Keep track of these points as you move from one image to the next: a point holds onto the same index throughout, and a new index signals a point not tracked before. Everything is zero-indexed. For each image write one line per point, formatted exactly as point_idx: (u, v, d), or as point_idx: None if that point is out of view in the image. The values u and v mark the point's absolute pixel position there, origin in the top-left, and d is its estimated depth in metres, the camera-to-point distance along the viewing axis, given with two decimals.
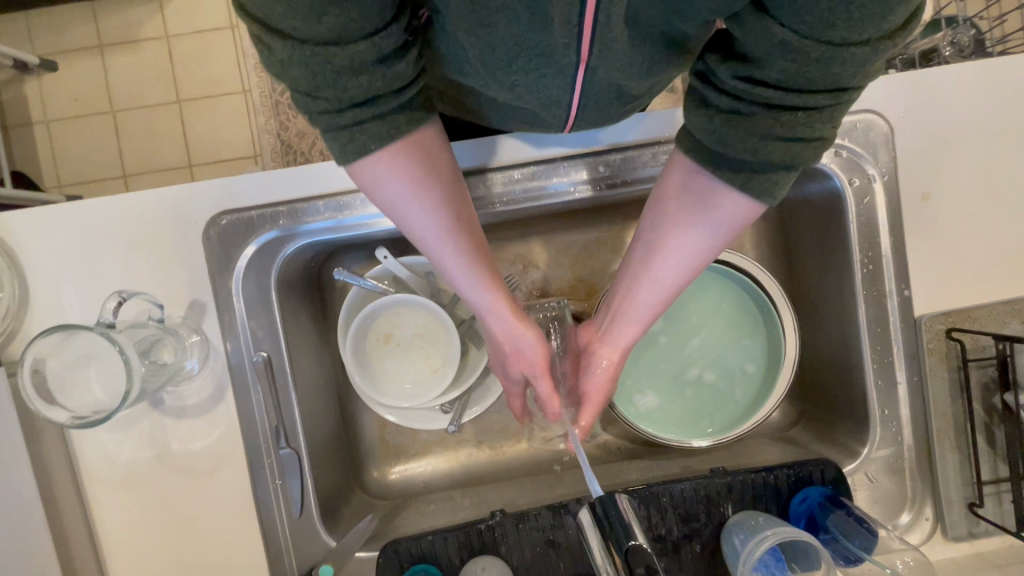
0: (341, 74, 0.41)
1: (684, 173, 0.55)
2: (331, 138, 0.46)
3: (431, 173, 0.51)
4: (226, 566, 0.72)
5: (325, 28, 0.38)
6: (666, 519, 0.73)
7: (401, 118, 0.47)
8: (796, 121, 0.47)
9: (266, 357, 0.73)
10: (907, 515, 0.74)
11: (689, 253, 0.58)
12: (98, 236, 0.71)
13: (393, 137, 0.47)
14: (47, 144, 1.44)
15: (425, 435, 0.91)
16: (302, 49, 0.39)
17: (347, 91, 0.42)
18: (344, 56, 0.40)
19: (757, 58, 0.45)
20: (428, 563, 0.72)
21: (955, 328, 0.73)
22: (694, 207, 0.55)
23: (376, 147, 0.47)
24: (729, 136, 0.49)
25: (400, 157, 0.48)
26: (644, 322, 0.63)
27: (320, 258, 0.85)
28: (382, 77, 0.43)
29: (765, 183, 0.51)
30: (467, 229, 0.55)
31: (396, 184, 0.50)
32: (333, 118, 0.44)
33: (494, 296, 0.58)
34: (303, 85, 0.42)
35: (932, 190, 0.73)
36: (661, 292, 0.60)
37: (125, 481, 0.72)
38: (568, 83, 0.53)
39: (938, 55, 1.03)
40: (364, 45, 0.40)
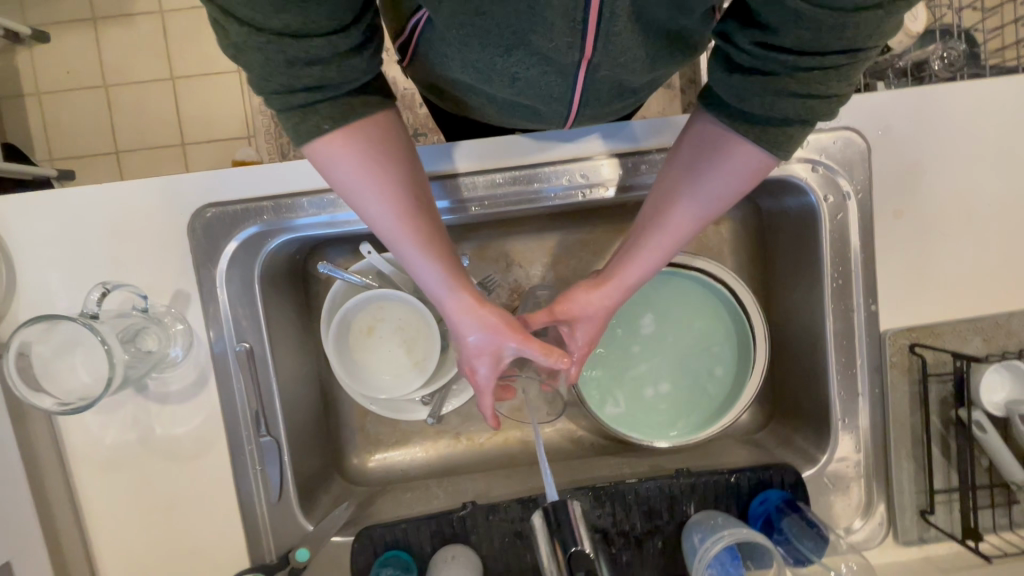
0: (293, 64, 0.42)
1: (704, 125, 0.54)
2: (284, 117, 0.46)
3: (389, 157, 0.49)
4: (205, 545, 0.75)
5: (284, 22, 0.39)
6: (630, 515, 0.76)
7: (356, 102, 0.46)
8: (812, 79, 0.46)
9: (247, 348, 0.75)
10: (862, 519, 0.78)
11: (704, 203, 0.56)
12: (85, 224, 0.72)
13: (346, 122, 0.46)
14: (38, 117, 1.43)
15: (405, 425, 0.93)
16: (257, 37, 0.40)
17: (299, 79, 0.43)
18: (298, 48, 0.41)
19: (773, 27, 0.44)
20: (400, 549, 0.76)
21: (917, 343, 0.76)
22: (708, 158, 0.54)
23: (327, 129, 0.46)
24: (746, 92, 0.49)
25: (355, 141, 0.47)
26: (644, 278, 0.61)
27: (305, 251, 0.86)
28: (338, 68, 0.43)
29: (778, 135, 0.50)
30: (424, 215, 0.53)
31: (348, 166, 0.48)
32: (285, 100, 0.44)
33: (442, 289, 0.56)
34: (257, 70, 0.42)
35: (904, 208, 0.75)
36: (675, 241, 0.58)
37: (109, 462, 0.74)
38: (569, 80, 0.57)
39: (928, 67, 1.04)
40: (319, 43, 0.41)
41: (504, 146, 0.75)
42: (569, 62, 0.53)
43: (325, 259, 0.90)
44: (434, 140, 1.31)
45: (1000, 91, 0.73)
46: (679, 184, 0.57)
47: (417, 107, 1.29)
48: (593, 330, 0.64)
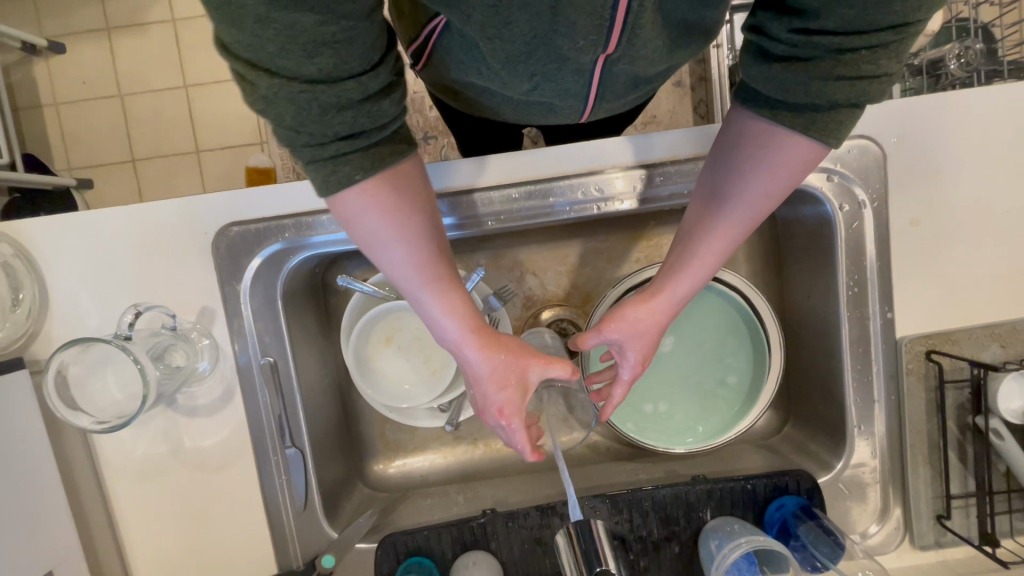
0: (326, 111, 0.43)
1: (742, 125, 0.54)
2: (313, 172, 0.47)
3: (412, 204, 0.52)
4: (234, 552, 0.78)
5: (316, 67, 0.41)
6: (648, 522, 0.77)
7: (386, 151, 0.49)
8: (860, 59, 0.46)
9: (271, 361, 0.77)
10: (878, 525, 0.78)
11: (752, 203, 0.56)
12: (113, 242, 0.74)
13: (376, 168, 0.48)
14: (57, 127, 1.46)
15: (424, 432, 0.95)
16: (290, 87, 0.41)
17: (332, 127, 0.44)
18: (329, 93, 0.42)
19: (811, 11, 0.45)
20: (423, 556, 0.78)
21: (934, 350, 0.76)
22: (754, 158, 0.54)
23: (358, 180, 0.48)
24: (787, 81, 0.48)
25: (380, 188, 0.50)
26: (701, 278, 0.60)
27: (325, 264, 0.89)
28: (366, 113, 0.45)
29: (828, 123, 0.49)
30: (441, 258, 0.56)
31: (376, 214, 0.51)
32: (318, 152, 0.46)
33: (464, 327, 0.57)
34: (286, 120, 0.43)
35: (919, 216, 0.75)
36: (725, 242, 0.58)
37: (141, 472, 0.77)
38: (586, 77, 0.58)
39: (945, 66, 1.03)
40: (351, 84, 0.43)
41: (520, 161, 0.76)
42: (589, 60, 0.54)
43: (344, 271, 0.92)
44: (444, 143, 1.32)
45: (1018, 96, 0.73)
46: (725, 185, 0.56)
47: (426, 110, 1.30)
48: (648, 340, 0.62)
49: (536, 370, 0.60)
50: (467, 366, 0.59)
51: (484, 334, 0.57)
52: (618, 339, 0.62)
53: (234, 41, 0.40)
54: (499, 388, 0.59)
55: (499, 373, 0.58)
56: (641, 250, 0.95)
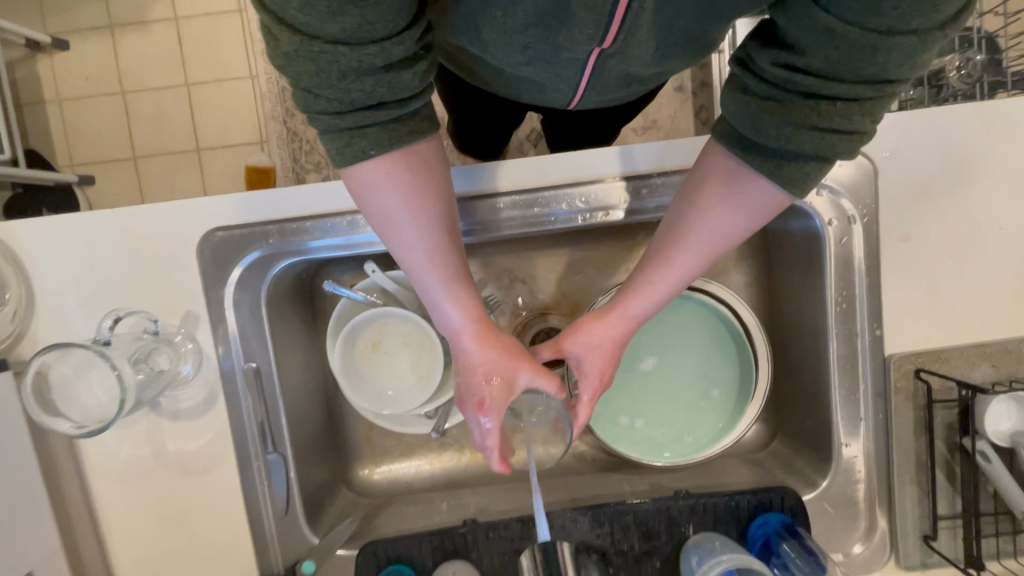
0: (344, 77, 0.43)
1: (715, 156, 0.54)
2: (329, 140, 0.48)
3: (431, 188, 0.53)
4: (215, 556, 0.78)
5: (340, 28, 0.40)
6: (629, 535, 0.77)
7: (402, 130, 0.49)
8: (834, 110, 0.47)
9: (255, 367, 0.77)
10: (862, 543, 0.77)
11: (708, 240, 0.56)
12: (99, 245, 0.74)
13: (394, 145, 0.49)
14: (58, 123, 1.47)
15: (409, 438, 0.95)
16: (310, 46, 0.41)
17: (349, 93, 0.44)
18: (350, 57, 0.42)
19: (799, 46, 0.46)
20: (402, 564, 0.77)
21: (923, 368, 0.75)
22: (719, 192, 0.54)
23: (374, 152, 0.48)
24: (761, 120, 0.49)
25: (398, 166, 0.50)
26: (654, 311, 0.61)
27: (310, 270, 0.88)
28: (387, 84, 0.44)
29: (794, 172, 0.50)
30: (454, 244, 0.56)
31: (393, 190, 0.51)
32: (330, 118, 0.46)
33: (465, 315, 0.58)
34: (304, 81, 0.43)
35: (912, 232, 0.74)
36: (679, 279, 0.58)
37: (124, 474, 0.77)
38: (582, 65, 0.58)
39: (946, 77, 1.01)
40: (373, 49, 0.42)
41: (504, 171, 0.75)
42: (583, 52, 0.54)
43: (330, 277, 0.92)
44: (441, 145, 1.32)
45: (1014, 111, 0.72)
46: (688, 216, 0.56)
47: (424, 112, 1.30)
48: (603, 366, 0.62)
49: (525, 374, 0.59)
50: (461, 355, 0.60)
51: (484, 327, 0.58)
52: (578, 357, 0.62)
53: None
54: (484, 383, 0.59)
55: (488, 369, 0.59)
56: (632, 260, 0.94)
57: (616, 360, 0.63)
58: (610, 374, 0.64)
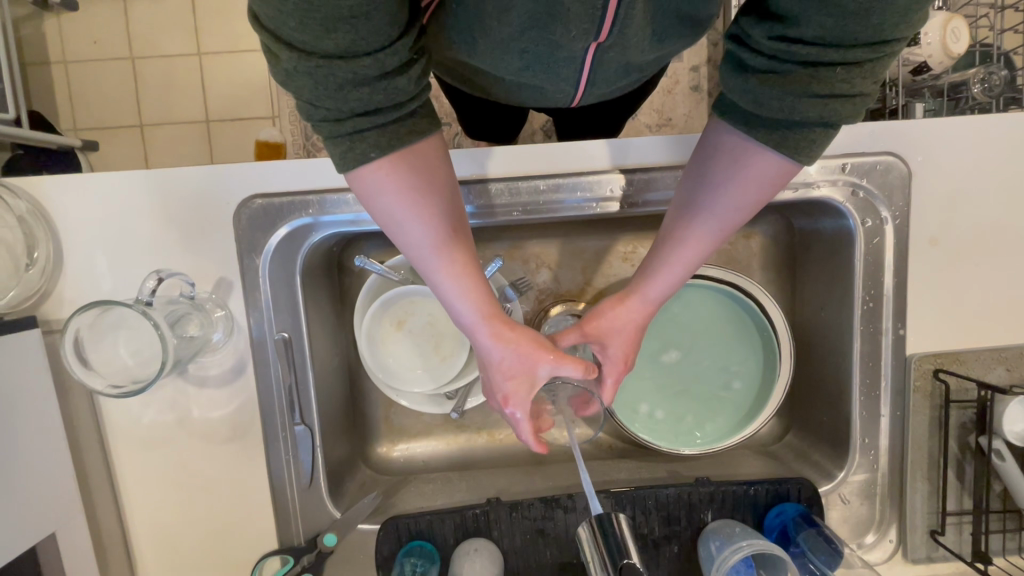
0: (342, 88, 0.41)
1: (716, 136, 0.53)
2: (332, 146, 0.45)
3: (433, 185, 0.49)
4: (234, 526, 0.78)
5: (333, 44, 0.38)
6: (650, 519, 0.78)
7: (403, 130, 0.45)
8: (834, 77, 0.45)
9: (286, 337, 0.76)
10: (873, 535, 0.80)
11: (722, 216, 0.55)
12: (133, 206, 0.73)
13: (394, 147, 0.45)
14: (65, 86, 1.43)
15: (428, 418, 0.95)
16: (308, 63, 0.39)
17: (347, 103, 0.42)
18: (347, 70, 0.40)
19: (792, 17, 0.44)
20: (424, 540, 0.78)
21: (942, 369, 0.77)
22: (726, 170, 0.53)
23: (375, 155, 0.45)
24: (763, 95, 0.47)
25: (399, 167, 0.47)
26: (671, 284, 0.60)
27: (343, 243, 0.87)
28: (383, 90, 0.42)
29: (799, 141, 0.49)
30: (461, 242, 0.53)
31: (392, 193, 0.48)
32: (333, 126, 0.44)
33: (479, 316, 0.55)
34: (304, 94, 0.42)
35: (938, 236, 0.76)
36: (695, 253, 0.58)
37: (147, 440, 0.76)
38: (580, 62, 0.59)
39: (966, 90, 1.04)
40: (368, 61, 0.40)
41: (548, 155, 0.77)
42: (580, 47, 0.55)
43: (361, 251, 0.91)
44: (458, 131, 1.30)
45: None
46: (698, 195, 0.55)
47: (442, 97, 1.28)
48: (626, 345, 0.63)
49: (545, 367, 0.57)
50: (479, 352, 0.58)
51: (499, 324, 0.56)
52: (599, 341, 0.63)
53: (259, 10, 0.38)
54: (504, 379, 0.57)
55: (507, 366, 0.57)
56: None
57: (637, 336, 0.63)
58: (632, 351, 0.64)
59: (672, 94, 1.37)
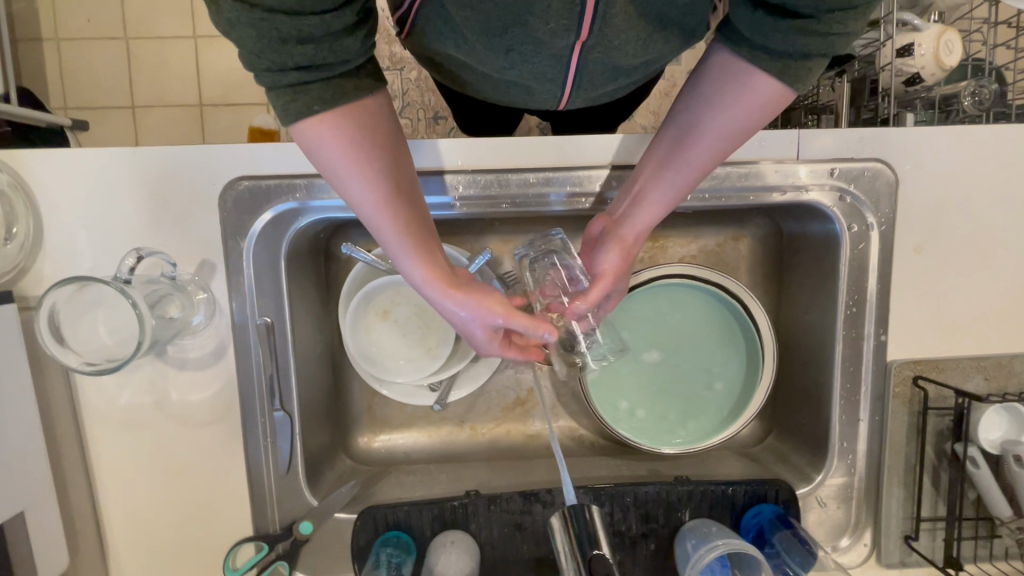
0: (286, 42, 0.42)
1: (722, 60, 0.54)
2: (274, 96, 0.46)
3: (375, 142, 0.51)
4: (209, 510, 0.77)
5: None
6: (627, 517, 0.78)
7: (347, 85, 0.47)
8: (835, 18, 0.47)
9: (268, 323, 0.76)
10: (847, 539, 0.80)
11: (718, 140, 0.57)
12: (116, 183, 0.72)
13: (338, 101, 0.47)
14: (56, 63, 1.41)
15: (411, 409, 0.95)
16: (251, 14, 0.40)
17: (291, 57, 0.43)
18: (291, 26, 0.41)
19: None
20: (401, 530, 0.78)
21: (921, 376, 0.78)
22: (723, 97, 0.54)
23: (318, 109, 0.47)
24: (769, 32, 0.49)
25: (340, 123, 0.48)
26: (667, 203, 0.63)
27: (330, 230, 0.87)
28: (329, 48, 0.44)
29: (800, 70, 0.51)
30: (405, 195, 0.55)
31: (335, 149, 0.49)
32: (275, 77, 0.45)
33: (428, 272, 0.58)
34: (247, 46, 0.42)
35: (923, 244, 0.77)
36: (692, 173, 0.60)
37: (123, 421, 0.75)
38: (564, 62, 0.59)
39: (957, 102, 1.05)
40: (314, 21, 0.41)
41: (539, 147, 0.76)
42: (564, 46, 0.56)
43: (347, 239, 0.90)
44: (453, 125, 1.29)
45: None
46: (696, 118, 0.57)
47: (437, 90, 1.27)
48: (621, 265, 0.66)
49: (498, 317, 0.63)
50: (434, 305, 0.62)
51: (447, 280, 0.60)
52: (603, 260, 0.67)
53: None
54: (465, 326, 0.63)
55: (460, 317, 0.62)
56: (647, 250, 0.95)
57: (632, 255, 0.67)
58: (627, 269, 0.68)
59: (668, 97, 1.38)
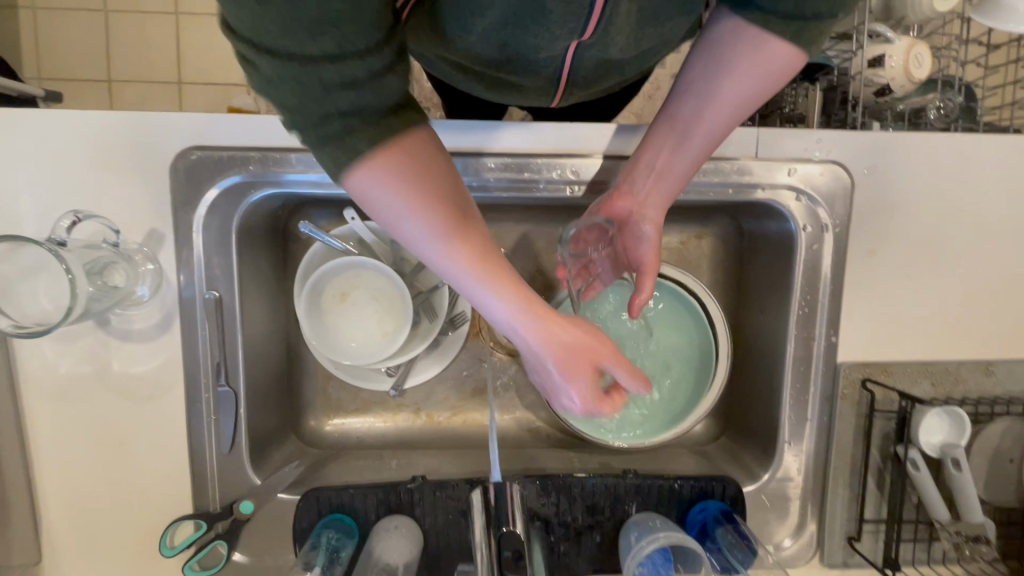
0: (329, 91, 0.39)
1: (732, 29, 0.53)
2: (324, 154, 0.41)
3: (431, 176, 0.43)
4: (148, 487, 0.75)
5: (318, 44, 0.36)
6: (573, 508, 0.78)
7: (396, 122, 0.41)
8: None
9: (217, 297, 0.74)
10: (791, 539, 0.81)
11: (735, 109, 0.57)
12: (64, 147, 0.70)
13: (381, 133, 0.41)
14: (32, 32, 1.38)
15: (367, 394, 0.94)
16: (288, 67, 0.37)
17: (334, 105, 0.39)
18: (334, 73, 0.38)
19: None
20: (344, 514, 0.77)
21: (869, 379, 0.78)
22: (741, 64, 0.53)
23: (365, 147, 0.41)
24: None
25: (387, 164, 0.42)
26: (688, 176, 0.63)
27: (288, 207, 0.86)
28: (374, 90, 0.39)
29: (812, 31, 0.51)
30: (487, 243, 0.48)
31: (394, 191, 0.43)
32: (319, 131, 0.40)
33: (519, 318, 0.49)
34: (290, 104, 0.39)
35: (876, 248, 0.77)
36: (709, 143, 0.60)
37: (62, 392, 0.73)
38: (560, 57, 0.59)
39: (926, 115, 1.09)
40: (355, 61, 0.38)
41: (499, 133, 0.76)
42: (563, 44, 0.55)
43: (307, 218, 0.89)
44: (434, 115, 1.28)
45: (982, 148, 0.76)
46: (714, 89, 0.55)
47: (420, 79, 1.26)
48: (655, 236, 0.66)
49: (604, 357, 0.52)
50: (531, 355, 0.52)
51: (547, 322, 0.49)
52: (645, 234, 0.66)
53: (236, 17, 0.37)
54: (572, 381, 0.52)
55: (563, 367, 0.51)
56: None
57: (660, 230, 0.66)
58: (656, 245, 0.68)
59: (651, 98, 1.38)
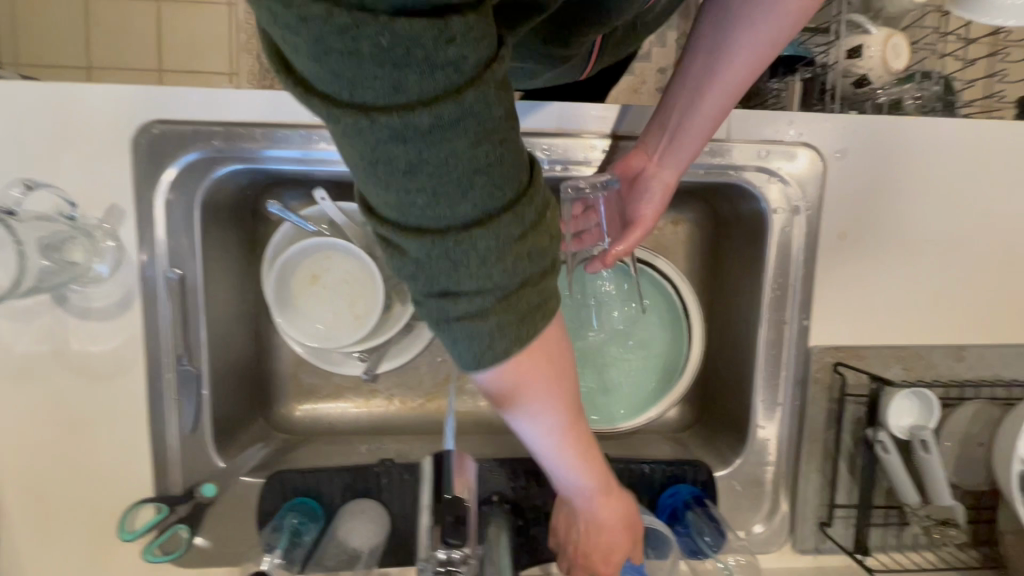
0: (485, 263, 0.34)
1: None
2: (464, 347, 0.37)
3: (561, 376, 0.42)
4: (109, 469, 0.73)
5: (469, 203, 0.32)
6: (542, 492, 0.77)
7: (533, 293, 0.37)
8: None
9: (180, 277, 0.73)
10: (762, 524, 0.80)
11: (752, 56, 0.56)
12: (21, 118, 0.68)
13: (524, 324, 0.37)
14: (8, 16, 1.35)
15: (338, 379, 0.93)
16: (442, 244, 0.33)
17: (484, 277, 0.34)
18: (487, 242, 0.33)
19: None
20: (310, 497, 0.75)
21: (841, 363, 0.78)
22: (757, 8, 0.53)
23: (507, 350, 0.37)
24: None
25: (529, 368, 0.39)
26: (705, 134, 0.62)
27: (256, 187, 0.84)
28: (524, 252, 0.35)
29: None
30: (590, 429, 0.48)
31: (525, 389, 0.41)
32: (463, 310, 0.35)
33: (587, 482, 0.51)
34: (438, 283, 0.35)
35: (848, 231, 0.77)
36: (725, 96, 0.59)
37: (19, 371, 0.72)
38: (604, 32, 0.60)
39: (901, 106, 1.06)
40: (505, 218, 0.33)
41: None
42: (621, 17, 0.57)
43: (276, 199, 0.88)
44: None
45: (953, 133, 0.76)
46: (730, 36, 0.56)
47: None
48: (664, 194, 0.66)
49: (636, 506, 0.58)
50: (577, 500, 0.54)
51: (606, 484, 0.52)
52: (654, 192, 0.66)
53: (376, 199, 0.33)
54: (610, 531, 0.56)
55: (605, 517, 0.55)
56: None
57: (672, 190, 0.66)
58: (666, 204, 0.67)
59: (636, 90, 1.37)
